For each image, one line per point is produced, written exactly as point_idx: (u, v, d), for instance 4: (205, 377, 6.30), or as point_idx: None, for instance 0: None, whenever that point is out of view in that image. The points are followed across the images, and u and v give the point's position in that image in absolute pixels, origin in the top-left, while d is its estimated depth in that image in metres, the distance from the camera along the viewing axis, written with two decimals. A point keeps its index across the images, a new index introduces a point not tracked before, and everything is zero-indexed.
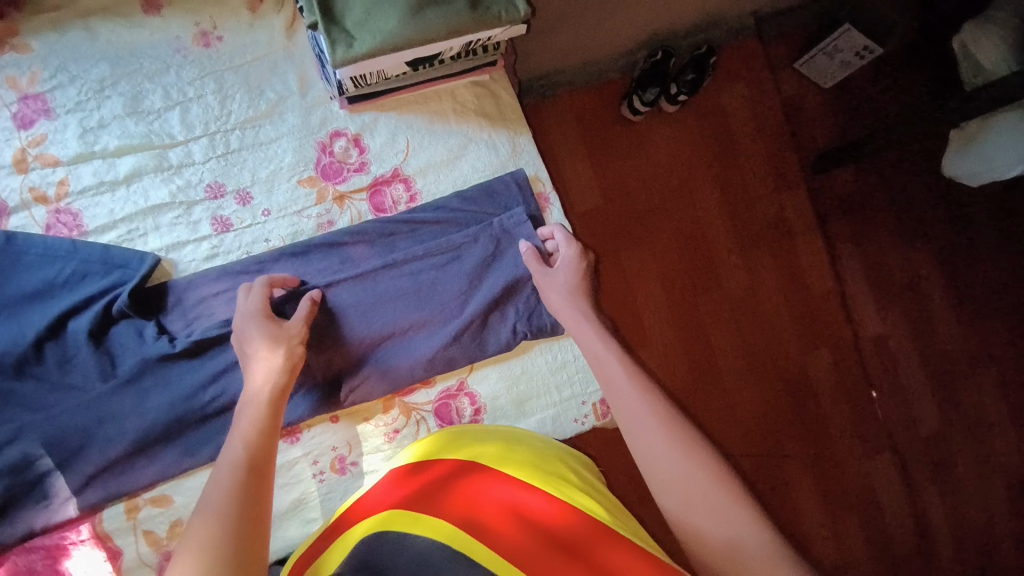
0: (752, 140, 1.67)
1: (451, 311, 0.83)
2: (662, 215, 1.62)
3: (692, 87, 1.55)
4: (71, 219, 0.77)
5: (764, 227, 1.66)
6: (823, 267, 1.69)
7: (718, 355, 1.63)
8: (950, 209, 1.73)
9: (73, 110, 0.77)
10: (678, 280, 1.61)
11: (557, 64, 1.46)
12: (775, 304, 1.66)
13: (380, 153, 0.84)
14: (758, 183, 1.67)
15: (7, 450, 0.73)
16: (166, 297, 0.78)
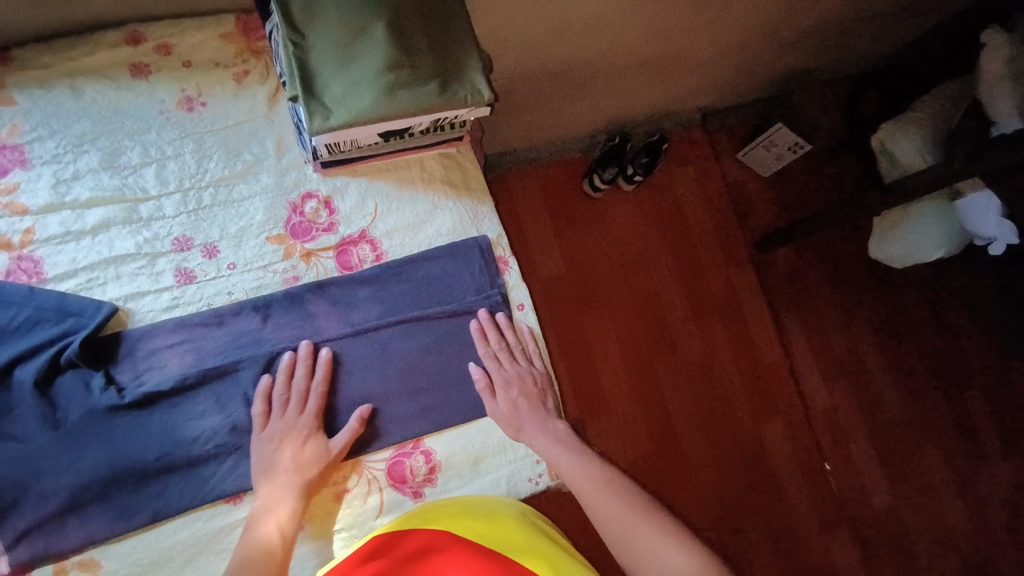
0: (701, 213, 1.76)
1: (410, 375, 0.86)
2: (620, 279, 1.67)
3: (648, 169, 1.63)
4: (31, 264, 0.77)
5: (716, 299, 1.71)
6: (770, 339, 1.71)
7: (678, 428, 1.61)
8: (887, 286, 1.76)
9: (50, 162, 0.80)
10: (632, 341, 1.64)
11: (522, 140, 1.57)
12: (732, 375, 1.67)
13: (349, 216, 0.89)
14: (707, 254, 1.73)
15: None
16: (117, 349, 0.77)
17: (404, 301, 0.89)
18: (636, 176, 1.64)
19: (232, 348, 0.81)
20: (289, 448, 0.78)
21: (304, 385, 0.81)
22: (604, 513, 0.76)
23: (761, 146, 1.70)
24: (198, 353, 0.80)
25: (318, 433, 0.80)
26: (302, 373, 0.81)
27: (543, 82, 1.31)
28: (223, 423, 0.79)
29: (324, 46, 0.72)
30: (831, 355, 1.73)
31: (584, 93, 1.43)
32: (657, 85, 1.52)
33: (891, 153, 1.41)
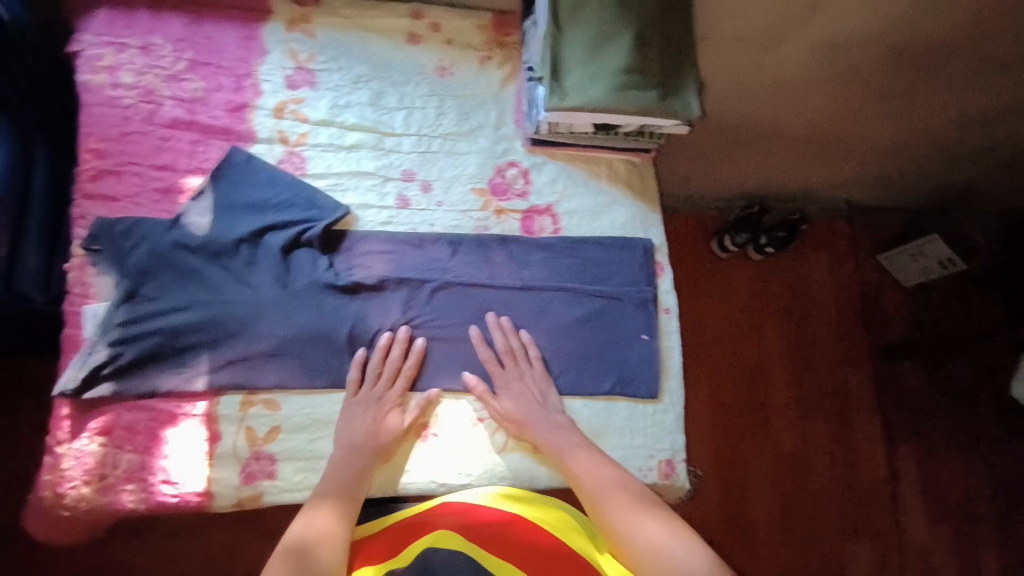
0: (827, 302, 1.77)
1: (560, 335, 0.96)
2: (732, 345, 1.68)
3: (781, 243, 1.68)
4: (298, 161, 0.97)
5: (824, 394, 1.68)
6: (879, 467, 1.64)
7: (754, 509, 1.56)
8: (1013, 428, 1.68)
9: (332, 89, 0.99)
10: (729, 410, 1.63)
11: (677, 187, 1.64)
12: (823, 474, 1.61)
13: (541, 189, 1.02)
14: (828, 347, 1.72)
15: (181, 315, 0.88)
16: (342, 241, 0.95)
17: (570, 272, 0.99)
18: (767, 247, 1.69)
19: (423, 269, 0.96)
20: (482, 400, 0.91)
21: (496, 348, 0.93)
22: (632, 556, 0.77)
23: (907, 253, 1.74)
24: (397, 264, 0.95)
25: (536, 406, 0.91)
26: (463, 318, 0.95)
27: (716, 143, 1.42)
28: (403, 326, 0.93)
29: (577, 41, 0.85)
30: (941, 490, 1.63)
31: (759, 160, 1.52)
32: (823, 165, 1.56)
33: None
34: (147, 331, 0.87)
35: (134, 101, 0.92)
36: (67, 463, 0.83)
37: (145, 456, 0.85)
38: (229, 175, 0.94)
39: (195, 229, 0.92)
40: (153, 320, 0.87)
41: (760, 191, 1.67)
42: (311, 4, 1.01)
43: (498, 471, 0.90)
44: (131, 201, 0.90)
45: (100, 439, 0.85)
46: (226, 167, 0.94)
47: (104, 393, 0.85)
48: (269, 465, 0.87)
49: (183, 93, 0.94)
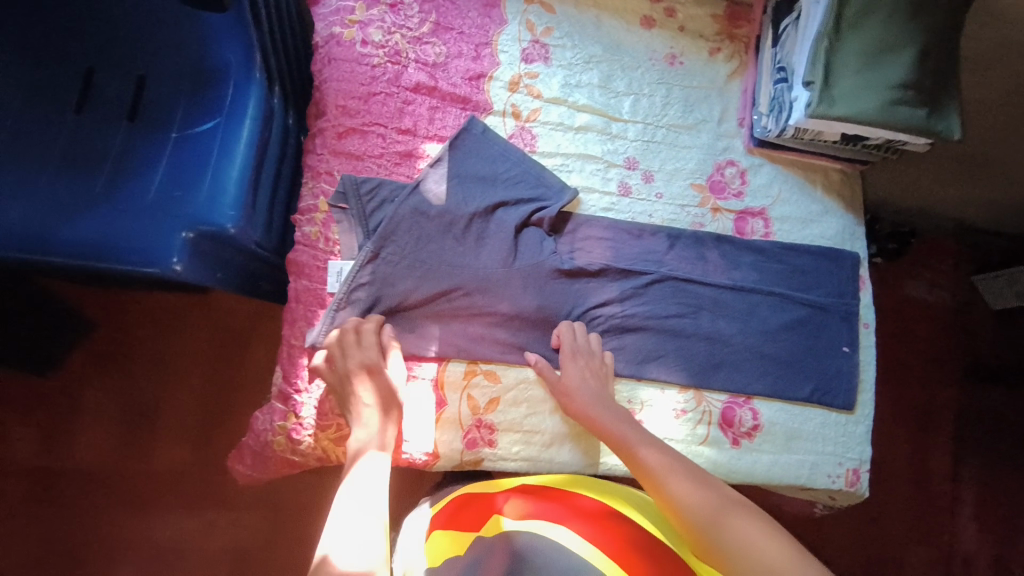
0: (940, 317, 1.67)
1: (768, 339, 0.97)
2: None
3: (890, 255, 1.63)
4: (528, 137, 0.96)
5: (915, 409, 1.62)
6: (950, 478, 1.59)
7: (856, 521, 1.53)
8: None
9: (564, 67, 0.99)
10: None
11: None
12: (908, 500, 1.56)
13: (756, 191, 1.02)
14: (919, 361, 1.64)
15: (415, 282, 0.88)
16: (566, 224, 0.96)
17: (779, 277, 1.00)
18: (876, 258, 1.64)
19: (640, 261, 0.96)
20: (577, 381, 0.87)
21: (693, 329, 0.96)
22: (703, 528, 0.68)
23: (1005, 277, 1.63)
24: (617, 252, 0.96)
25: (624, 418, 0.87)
26: (673, 312, 0.96)
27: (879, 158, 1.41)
28: (619, 315, 0.95)
29: (853, 49, 0.84)
30: None
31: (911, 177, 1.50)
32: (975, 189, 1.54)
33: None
34: (386, 293, 0.88)
35: (382, 60, 0.92)
36: (306, 411, 0.86)
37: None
38: (464, 144, 0.93)
39: (431, 197, 0.90)
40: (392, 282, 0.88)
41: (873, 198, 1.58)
42: None
43: (698, 461, 0.93)
44: (373, 161, 0.90)
45: None
46: (463, 137, 0.93)
47: None
48: (489, 434, 0.89)
49: (427, 57, 0.94)
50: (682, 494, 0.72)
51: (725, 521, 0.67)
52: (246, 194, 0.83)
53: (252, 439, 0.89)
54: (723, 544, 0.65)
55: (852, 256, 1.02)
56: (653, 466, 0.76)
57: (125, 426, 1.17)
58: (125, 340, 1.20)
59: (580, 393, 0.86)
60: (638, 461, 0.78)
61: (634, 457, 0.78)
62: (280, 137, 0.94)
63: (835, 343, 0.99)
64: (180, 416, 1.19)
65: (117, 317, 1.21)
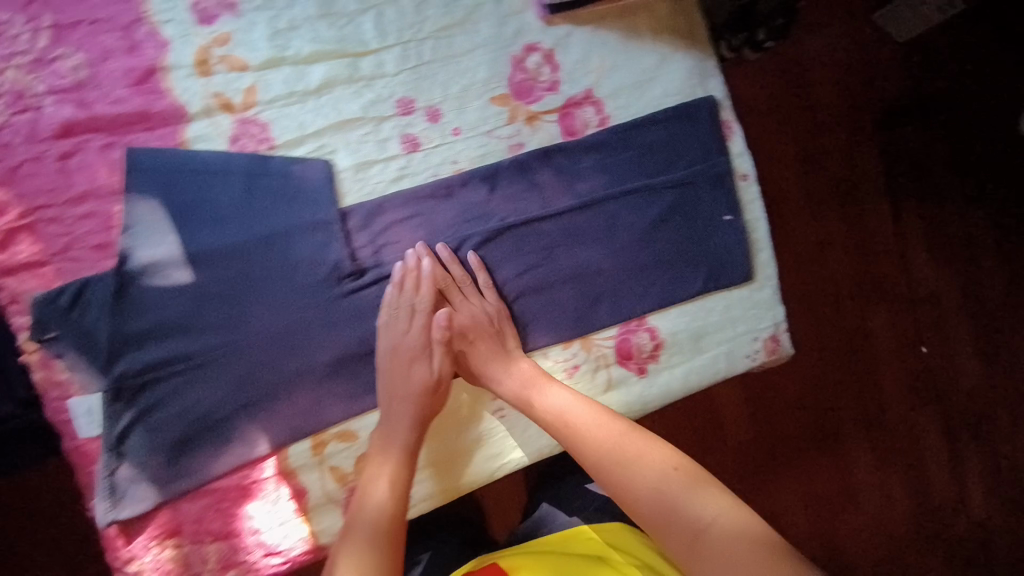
0: None
1: (640, 247, 0.83)
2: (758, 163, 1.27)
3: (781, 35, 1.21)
4: (258, 130, 0.70)
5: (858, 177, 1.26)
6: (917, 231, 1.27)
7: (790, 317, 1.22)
8: None
9: (262, 8, 0.70)
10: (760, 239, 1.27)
11: None
12: (850, 261, 1.25)
13: (573, 72, 0.78)
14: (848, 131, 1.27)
15: (184, 394, 0.70)
16: (353, 219, 0.74)
17: (630, 169, 0.82)
18: (767, 44, 1.21)
19: (463, 224, 0.78)
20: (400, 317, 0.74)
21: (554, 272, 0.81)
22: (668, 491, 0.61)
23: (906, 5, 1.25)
24: (431, 228, 0.77)
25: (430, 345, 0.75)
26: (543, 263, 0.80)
27: None
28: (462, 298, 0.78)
29: None
30: None
31: None
32: None
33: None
34: (198, 446, 0.71)
35: (4, 114, 0.65)
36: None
37: (230, 541, 0.71)
38: (146, 187, 0.68)
39: (170, 287, 0.69)
40: (211, 442, 0.71)
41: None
42: None
43: (609, 410, 0.83)
44: (65, 258, 0.67)
45: (172, 542, 0.70)
46: (136, 181, 0.67)
47: (154, 497, 0.69)
48: None
49: (63, 79, 0.66)
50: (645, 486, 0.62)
51: (689, 511, 0.58)
52: None
53: None
54: (683, 541, 0.57)
55: (708, 102, 0.83)
56: (580, 427, 0.69)
57: None
58: None
59: (395, 340, 0.74)
60: (564, 419, 0.71)
61: (564, 429, 0.70)
62: None
63: (712, 219, 0.85)
64: None
65: None
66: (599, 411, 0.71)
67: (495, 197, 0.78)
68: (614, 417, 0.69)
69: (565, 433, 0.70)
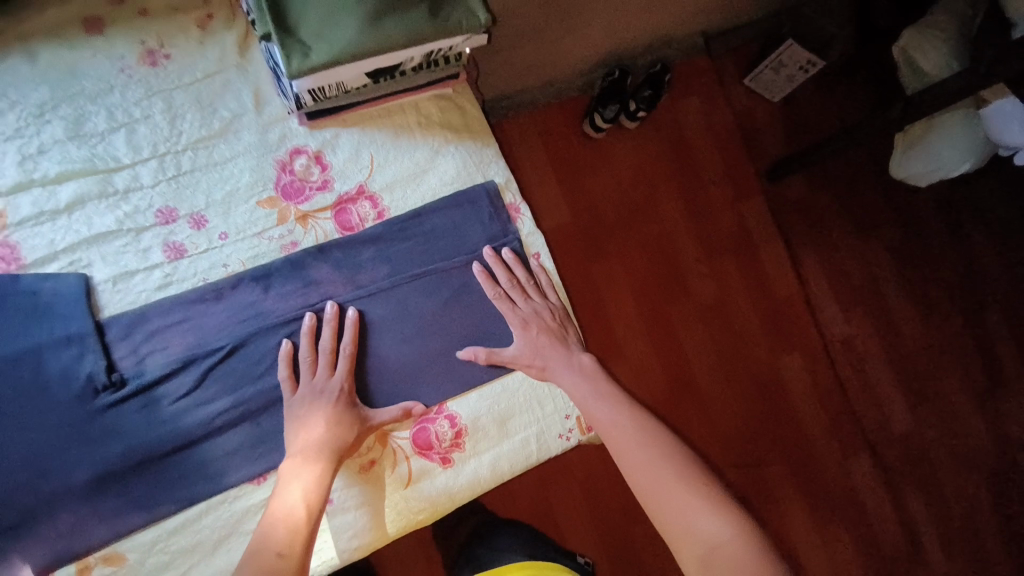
0: (709, 150, 1.53)
1: (433, 332, 0.82)
2: (632, 224, 1.46)
3: (651, 103, 1.43)
4: (10, 252, 0.72)
5: (725, 237, 1.50)
6: (782, 267, 1.50)
7: (689, 362, 1.44)
8: (946, 206, 1.55)
9: (11, 138, 0.73)
10: (648, 286, 1.45)
11: (529, 79, 1.35)
12: (750, 312, 1.47)
13: (343, 170, 0.81)
14: (716, 193, 1.51)
15: None
16: (111, 330, 0.72)
17: (413, 258, 0.82)
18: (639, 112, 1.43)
19: (236, 325, 0.76)
20: (325, 377, 0.75)
21: (331, 348, 0.76)
22: (676, 492, 0.65)
23: (769, 68, 1.47)
24: (199, 333, 0.74)
25: (345, 399, 0.75)
26: (330, 336, 0.76)
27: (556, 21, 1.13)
28: (235, 406, 0.74)
29: None
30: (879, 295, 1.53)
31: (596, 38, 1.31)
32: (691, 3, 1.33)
33: (914, 62, 1.22)
34: None
35: None
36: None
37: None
38: None
39: None
40: None
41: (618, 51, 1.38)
42: None
43: (411, 506, 0.79)
44: None
45: None
46: None
47: None
48: None
49: None
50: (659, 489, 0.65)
51: (685, 527, 0.62)
52: None
53: None
54: (685, 548, 0.62)
55: (488, 189, 0.85)
56: (608, 424, 0.73)
57: None
58: None
59: (320, 406, 0.73)
60: (601, 416, 0.75)
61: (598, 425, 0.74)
62: None
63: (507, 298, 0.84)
64: None
65: None
66: (616, 408, 0.75)
67: (269, 295, 0.77)
68: (619, 411, 0.74)
69: (614, 436, 0.72)
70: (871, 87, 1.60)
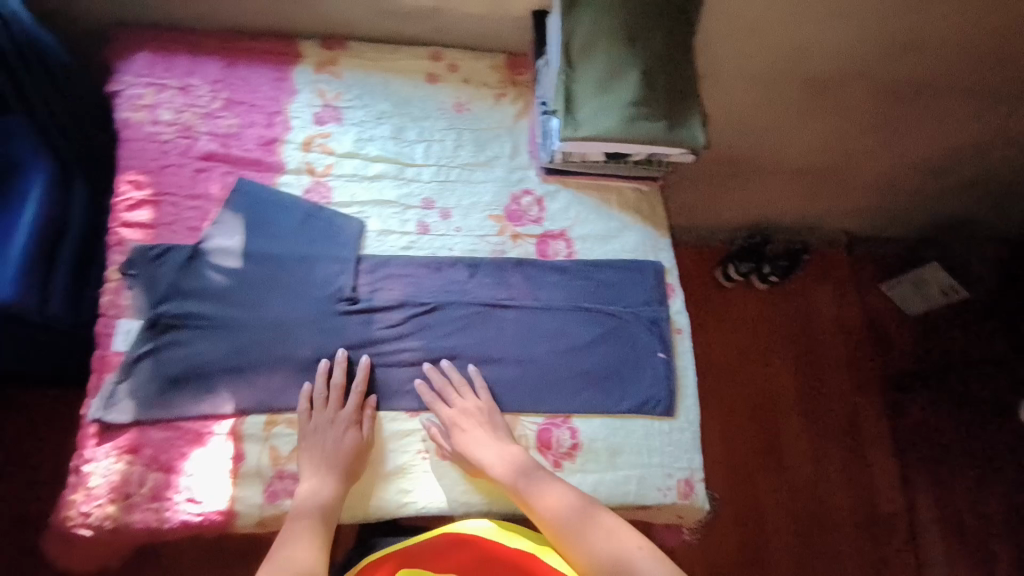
0: (833, 332, 1.72)
1: (578, 355, 0.99)
2: (744, 376, 1.63)
3: (785, 272, 1.69)
4: (323, 191, 1.02)
5: (835, 427, 1.60)
6: (891, 484, 1.55)
7: (770, 530, 1.46)
8: None
9: (356, 124, 1.05)
10: (747, 445, 1.55)
11: (704, 220, 1.69)
12: (841, 496, 1.52)
13: (554, 215, 1.06)
14: (835, 383, 1.66)
15: (196, 343, 0.92)
16: (364, 262, 0.99)
17: (582, 294, 1.02)
18: (771, 276, 1.68)
19: (443, 292, 1.00)
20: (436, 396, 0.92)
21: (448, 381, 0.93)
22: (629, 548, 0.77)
23: (911, 283, 1.76)
24: (417, 287, 0.99)
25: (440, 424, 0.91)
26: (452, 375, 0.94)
27: (729, 174, 1.49)
28: (421, 348, 0.97)
29: (590, 75, 0.90)
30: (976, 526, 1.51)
31: (754, 203, 1.62)
32: (840, 205, 1.64)
33: None
34: (184, 387, 0.90)
35: (171, 136, 0.99)
36: (75, 495, 0.84)
37: (168, 475, 0.86)
38: (238, 204, 0.98)
39: (220, 268, 0.95)
40: (195, 387, 0.90)
41: (764, 223, 1.71)
42: (337, 47, 1.09)
43: None
44: (167, 229, 0.95)
45: (127, 457, 0.86)
46: (232, 198, 0.98)
47: (135, 410, 0.87)
48: (292, 484, 0.87)
49: (218, 129, 1.01)
50: (596, 541, 0.78)
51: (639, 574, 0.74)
52: (23, 270, 0.86)
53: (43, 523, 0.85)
54: None
55: (656, 266, 1.05)
56: (545, 500, 0.83)
57: None
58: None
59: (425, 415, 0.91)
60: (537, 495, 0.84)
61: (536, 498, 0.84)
62: (80, 211, 0.98)
63: (645, 352, 1.00)
64: None
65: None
66: (550, 481, 0.85)
67: (472, 281, 1.01)
68: (553, 485, 0.84)
69: (553, 512, 0.82)
70: (991, 327, 1.75)
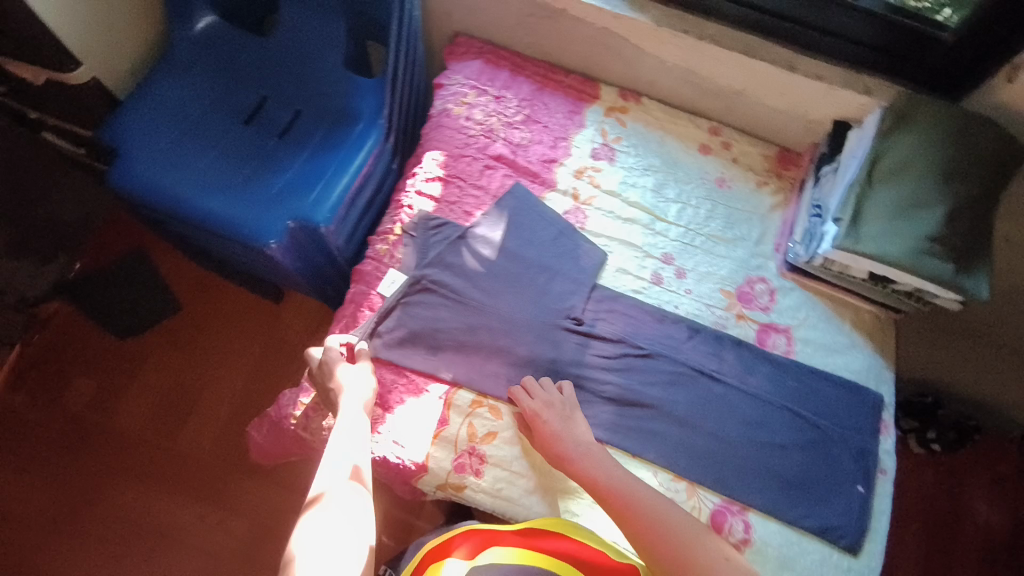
0: None
1: (774, 452, 0.97)
2: None
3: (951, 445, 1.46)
4: (581, 216, 1.11)
5: None
6: None
7: None
8: None
9: (625, 169, 1.15)
10: None
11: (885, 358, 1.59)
12: None
13: (783, 310, 1.07)
14: None
15: (438, 309, 1.01)
16: (597, 291, 1.06)
17: (793, 394, 1.01)
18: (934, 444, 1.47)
19: (659, 342, 1.03)
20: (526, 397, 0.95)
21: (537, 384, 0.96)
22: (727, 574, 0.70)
23: None
24: (638, 329, 1.04)
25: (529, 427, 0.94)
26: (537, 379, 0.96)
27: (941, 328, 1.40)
28: (624, 387, 1.00)
29: (884, 200, 0.93)
30: None
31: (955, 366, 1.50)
32: None
33: None
34: (418, 342, 1.00)
35: (477, 133, 1.14)
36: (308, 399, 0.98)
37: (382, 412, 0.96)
38: (509, 204, 1.10)
39: (477, 252, 1.05)
40: (426, 347, 1.00)
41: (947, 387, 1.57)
42: (630, 99, 1.20)
43: None
44: (448, 207, 1.09)
45: None
46: (506, 198, 1.10)
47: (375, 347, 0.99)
48: (478, 464, 0.93)
49: (513, 139, 1.15)
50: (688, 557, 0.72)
51: None
52: (339, 202, 1.02)
53: (274, 411, 0.99)
54: None
55: (876, 395, 1.02)
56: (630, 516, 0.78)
57: (179, 402, 1.42)
58: (212, 339, 1.49)
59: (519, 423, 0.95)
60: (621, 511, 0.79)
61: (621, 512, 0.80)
62: (383, 166, 1.15)
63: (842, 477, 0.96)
64: (224, 402, 1.43)
65: (215, 322, 1.50)
66: (636, 496, 0.81)
67: (689, 343, 1.04)
68: (638, 502, 0.80)
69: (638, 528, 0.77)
70: None
